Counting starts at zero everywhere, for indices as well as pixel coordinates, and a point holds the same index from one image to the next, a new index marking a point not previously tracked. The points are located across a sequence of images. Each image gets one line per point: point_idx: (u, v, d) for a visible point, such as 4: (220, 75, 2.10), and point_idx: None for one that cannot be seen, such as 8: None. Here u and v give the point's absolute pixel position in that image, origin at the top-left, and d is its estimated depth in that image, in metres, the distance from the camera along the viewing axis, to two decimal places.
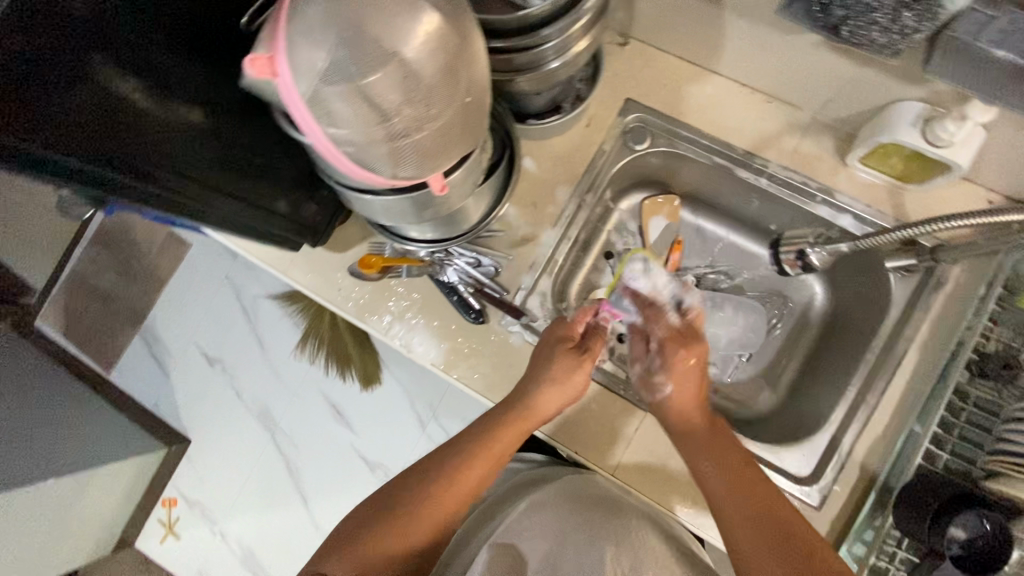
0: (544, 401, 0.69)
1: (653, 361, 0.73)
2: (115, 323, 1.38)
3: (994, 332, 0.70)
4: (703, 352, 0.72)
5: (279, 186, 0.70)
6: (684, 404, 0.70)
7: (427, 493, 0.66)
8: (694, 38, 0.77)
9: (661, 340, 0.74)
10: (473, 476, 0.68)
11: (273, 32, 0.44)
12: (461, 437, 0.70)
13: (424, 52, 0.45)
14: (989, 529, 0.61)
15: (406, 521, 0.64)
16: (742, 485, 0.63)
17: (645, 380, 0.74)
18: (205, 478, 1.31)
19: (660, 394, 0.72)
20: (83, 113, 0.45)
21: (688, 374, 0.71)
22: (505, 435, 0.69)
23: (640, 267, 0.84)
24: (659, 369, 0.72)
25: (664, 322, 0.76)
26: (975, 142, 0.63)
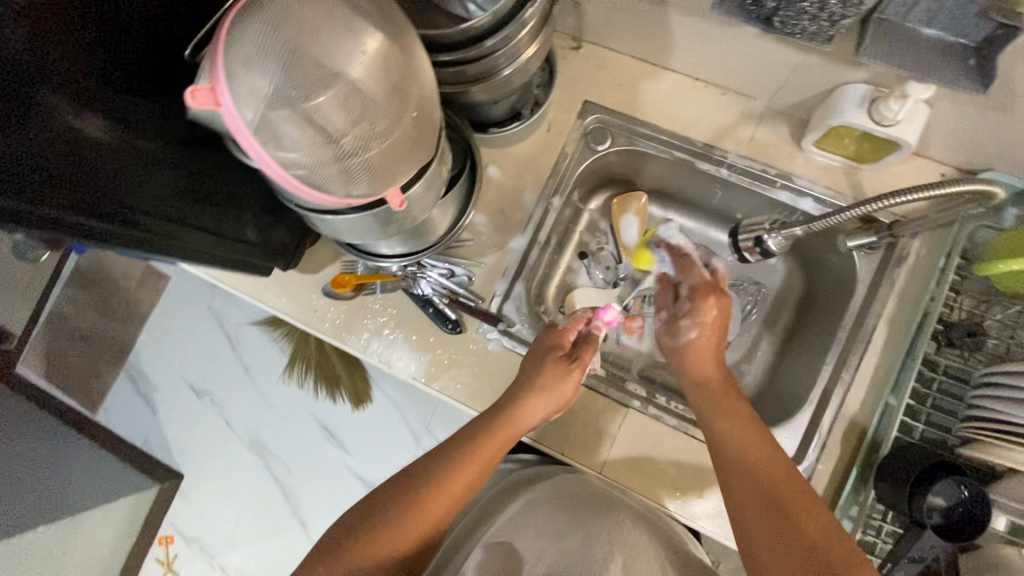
0: (534, 407, 0.69)
1: (682, 308, 0.74)
2: (98, 362, 1.37)
3: (958, 302, 0.72)
4: (730, 306, 0.72)
5: (244, 214, 0.70)
6: (703, 355, 0.70)
7: (418, 498, 0.62)
8: (643, 37, 0.79)
9: (692, 286, 0.74)
10: (466, 479, 0.65)
11: (212, 60, 0.43)
12: (452, 441, 0.68)
13: (367, 72, 0.45)
14: (967, 495, 0.61)
15: (395, 530, 0.60)
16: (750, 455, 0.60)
17: (671, 326, 0.74)
18: (200, 512, 1.29)
19: (684, 340, 0.72)
20: (37, 149, 0.45)
21: (712, 329, 0.71)
22: (496, 438, 0.67)
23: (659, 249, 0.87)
24: (687, 316, 0.72)
25: (694, 274, 0.76)
26: (918, 119, 0.65)
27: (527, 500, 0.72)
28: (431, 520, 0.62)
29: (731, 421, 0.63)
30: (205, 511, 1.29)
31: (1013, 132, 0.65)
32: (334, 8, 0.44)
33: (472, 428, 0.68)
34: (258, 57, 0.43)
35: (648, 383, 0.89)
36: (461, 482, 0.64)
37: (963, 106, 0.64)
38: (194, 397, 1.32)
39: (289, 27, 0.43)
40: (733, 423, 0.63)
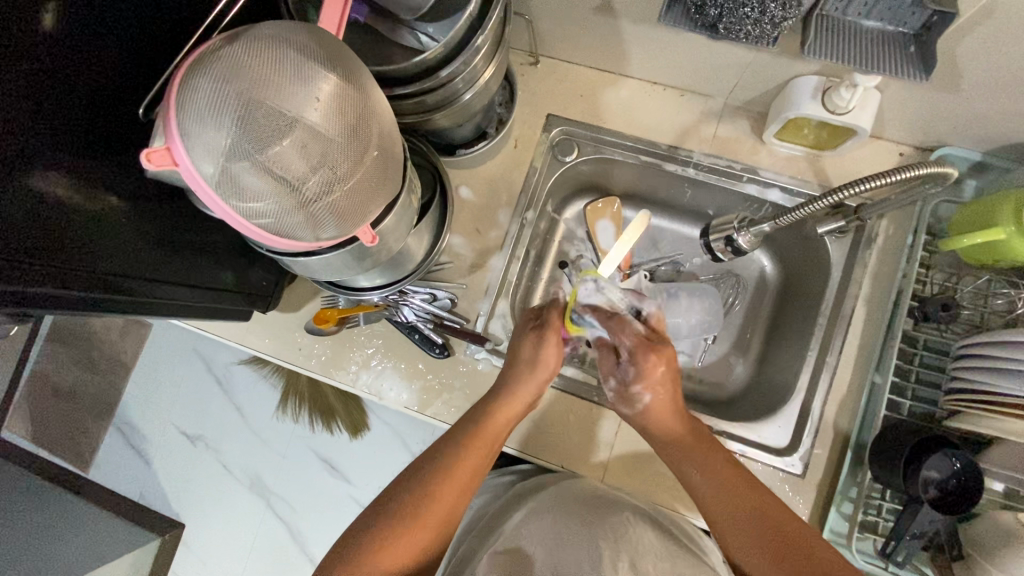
0: (527, 388, 0.71)
1: (627, 373, 0.71)
2: (85, 419, 1.33)
3: (929, 276, 0.73)
4: (674, 356, 0.71)
5: (219, 261, 0.69)
6: (663, 412, 0.69)
7: (426, 496, 0.61)
8: (598, 48, 0.80)
9: (632, 347, 0.71)
10: (472, 464, 0.65)
11: (165, 118, 0.43)
12: (454, 429, 0.68)
13: (323, 117, 0.45)
14: (959, 466, 0.62)
15: (412, 527, 0.59)
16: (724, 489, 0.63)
17: (623, 394, 0.71)
18: (206, 559, 1.27)
19: (640, 404, 0.70)
20: (11, 217, 0.44)
21: (667, 384, 0.70)
22: (496, 418, 0.68)
23: (592, 283, 0.80)
24: (636, 380, 0.70)
25: (631, 331, 0.73)
26: (871, 105, 0.67)
27: (530, 508, 0.71)
28: (441, 515, 0.61)
29: (701, 467, 0.65)
30: (209, 558, 1.27)
31: (961, 108, 0.67)
32: (285, 56, 0.44)
33: (468, 416, 0.69)
34: (210, 112, 0.43)
35: None
36: (469, 461, 0.64)
37: (912, 89, 0.66)
38: (188, 444, 1.30)
39: (240, 80, 0.43)
40: (704, 470, 0.65)
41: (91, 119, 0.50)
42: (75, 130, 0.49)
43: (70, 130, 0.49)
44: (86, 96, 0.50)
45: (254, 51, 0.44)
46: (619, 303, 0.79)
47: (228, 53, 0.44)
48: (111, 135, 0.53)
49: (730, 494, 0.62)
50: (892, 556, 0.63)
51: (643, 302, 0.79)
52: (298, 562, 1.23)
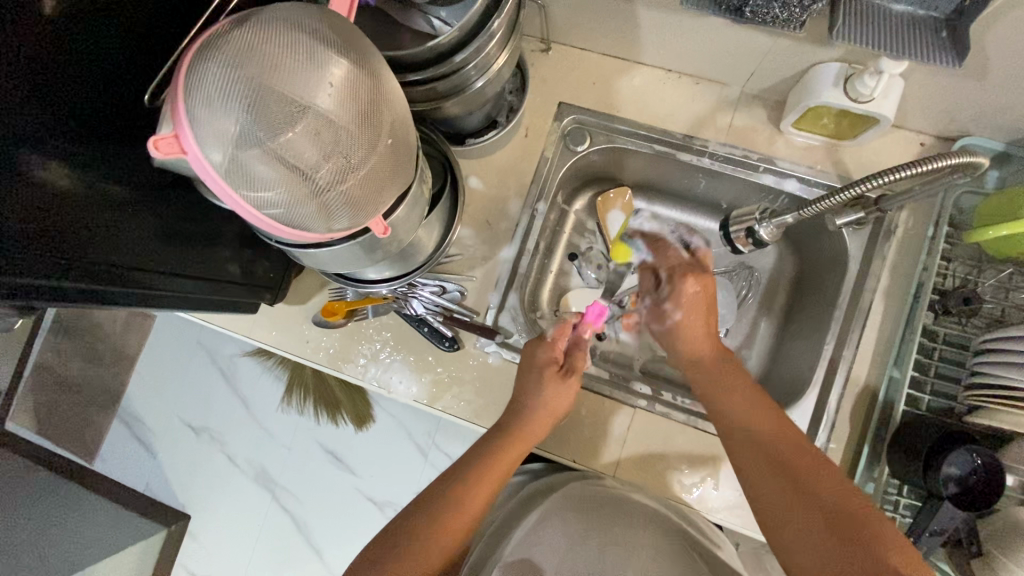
0: (540, 421, 0.69)
1: (663, 293, 0.77)
2: (88, 411, 1.33)
3: (950, 269, 0.72)
4: (712, 283, 0.75)
5: (225, 252, 0.68)
6: (691, 332, 0.72)
7: (437, 521, 0.60)
8: (612, 34, 0.78)
9: (671, 270, 0.78)
10: (483, 498, 0.63)
11: (172, 104, 0.41)
12: (459, 466, 0.66)
13: (336, 103, 0.44)
14: (981, 462, 0.61)
15: (421, 552, 0.58)
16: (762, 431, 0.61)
17: (655, 310, 0.78)
18: (211, 551, 1.27)
19: (671, 322, 0.75)
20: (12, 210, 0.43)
21: (698, 309, 0.73)
22: (508, 451, 0.66)
23: (646, 215, 0.94)
24: (669, 297, 0.76)
25: (675, 258, 0.80)
26: (895, 92, 0.65)
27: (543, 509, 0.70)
28: (455, 534, 0.60)
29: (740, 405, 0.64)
30: (217, 550, 1.27)
31: (987, 97, 0.66)
32: (296, 39, 0.43)
33: (478, 447, 0.67)
34: (219, 97, 0.41)
35: (652, 380, 0.88)
36: (482, 495, 0.63)
37: (937, 76, 0.65)
38: (193, 437, 1.29)
39: (249, 64, 0.41)
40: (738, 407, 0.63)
41: (93, 104, 0.49)
42: (77, 116, 0.48)
43: (70, 116, 0.47)
44: (88, 81, 0.48)
45: (265, 34, 0.42)
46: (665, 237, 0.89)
47: (236, 37, 0.42)
48: (117, 122, 0.51)
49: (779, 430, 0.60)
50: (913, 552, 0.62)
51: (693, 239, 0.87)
52: (305, 554, 1.23)
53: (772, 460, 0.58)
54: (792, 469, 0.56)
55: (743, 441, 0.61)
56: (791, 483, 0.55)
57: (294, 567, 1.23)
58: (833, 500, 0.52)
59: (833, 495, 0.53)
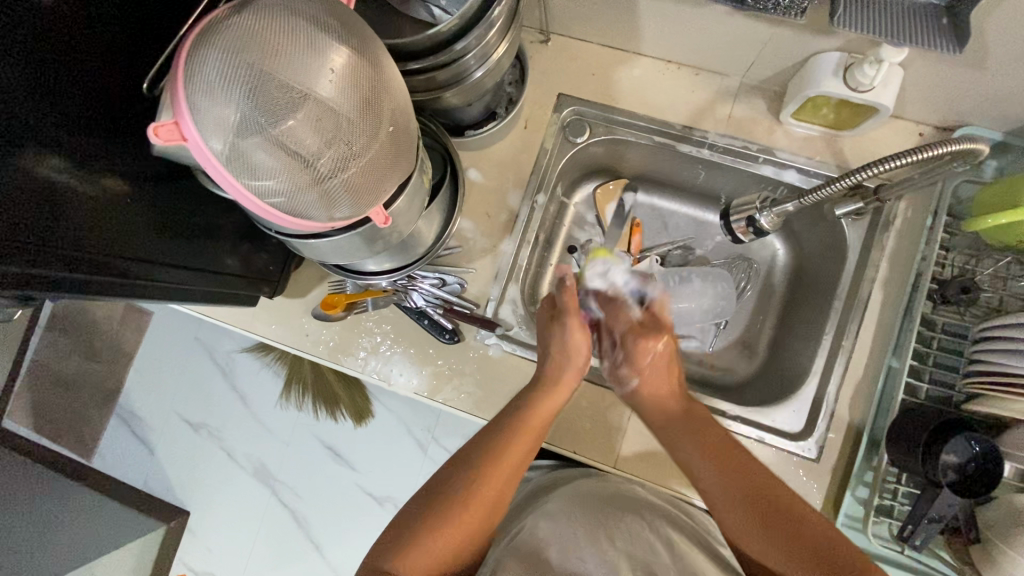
0: (564, 373, 0.71)
1: (619, 357, 0.74)
2: (86, 408, 1.32)
3: (948, 259, 0.72)
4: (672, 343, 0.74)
5: (224, 244, 0.67)
6: (653, 395, 0.71)
7: (472, 484, 0.62)
8: (611, 24, 0.78)
9: (624, 333, 0.75)
10: (519, 452, 0.64)
11: (171, 91, 0.41)
12: (466, 454, 0.65)
13: (338, 89, 0.44)
14: (978, 450, 0.62)
15: (456, 517, 0.59)
16: (721, 467, 0.62)
17: (614, 374, 0.74)
18: (212, 547, 1.27)
19: (630, 387, 0.72)
20: (12, 200, 0.42)
21: (658, 369, 0.72)
22: (542, 404, 0.67)
23: (600, 267, 0.82)
24: (628, 363, 0.73)
25: (626, 317, 0.77)
26: (894, 82, 0.65)
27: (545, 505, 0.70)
28: (491, 496, 0.62)
29: (697, 446, 0.64)
30: (217, 544, 1.27)
31: (987, 86, 0.66)
32: (297, 26, 0.43)
33: (484, 438, 0.65)
34: (220, 84, 0.41)
35: None
36: (520, 448, 0.64)
37: (937, 64, 0.65)
38: (192, 432, 1.29)
39: (249, 50, 0.41)
40: (701, 451, 0.64)
41: (91, 93, 0.48)
42: (75, 105, 0.47)
43: (69, 104, 0.47)
44: (82, 67, 0.47)
45: (265, 20, 0.42)
46: (622, 287, 0.82)
47: (236, 23, 0.42)
48: (115, 111, 0.51)
49: (729, 463, 0.62)
50: (910, 540, 0.62)
51: (648, 288, 0.82)
52: (306, 549, 1.23)
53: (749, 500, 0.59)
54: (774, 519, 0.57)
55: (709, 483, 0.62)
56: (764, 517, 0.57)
57: (295, 562, 1.23)
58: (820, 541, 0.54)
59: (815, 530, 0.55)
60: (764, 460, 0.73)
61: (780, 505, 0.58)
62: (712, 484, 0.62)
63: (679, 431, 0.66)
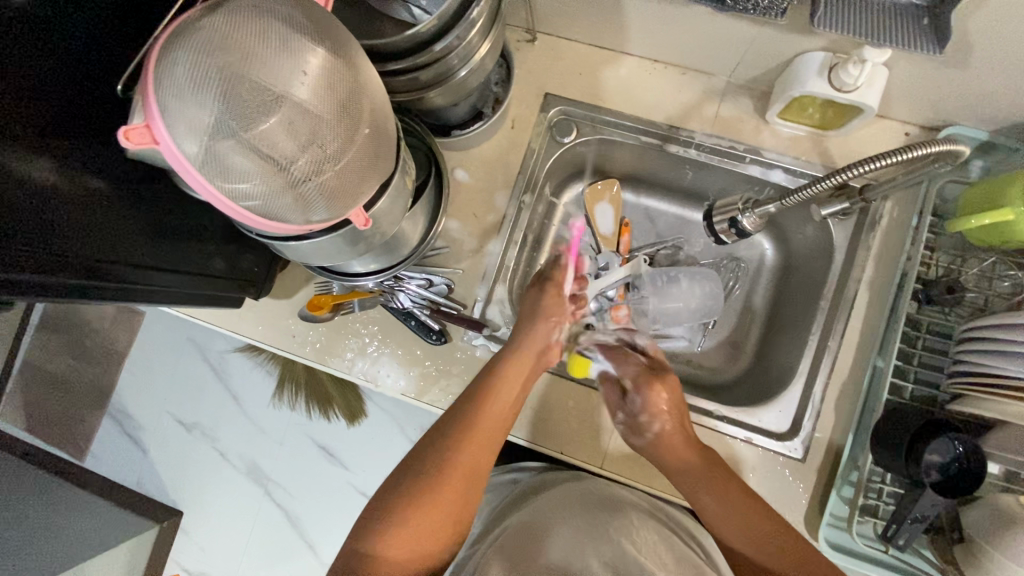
0: (533, 347, 0.72)
1: (636, 404, 0.73)
2: (77, 408, 1.31)
3: (934, 259, 0.72)
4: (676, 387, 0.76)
5: (210, 247, 0.66)
6: (675, 443, 0.69)
7: (445, 458, 0.61)
8: (598, 24, 0.77)
9: (635, 377, 0.76)
10: (489, 420, 0.65)
11: (142, 94, 0.40)
12: (436, 430, 0.64)
13: (313, 92, 0.43)
14: (962, 450, 0.62)
15: (432, 492, 0.59)
16: (737, 512, 0.63)
17: (632, 425, 0.72)
18: (205, 547, 1.27)
19: (650, 435, 0.70)
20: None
21: (675, 416, 0.72)
22: (509, 372, 0.68)
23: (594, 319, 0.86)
24: (645, 411, 0.72)
25: (634, 361, 0.79)
26: (878, 83, 0.65)
27: (531, 507, 0.71)
28: (466, 467, 0.62)
29: (715, 491, 0.65)
30: (209, 545, 1.26)
31: (971, 86, 0.66)
32: (270, 27, 0.42)
33: (454, 413, 0.65)
34: (193, 87, 0.40)
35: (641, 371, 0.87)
36: (490, 417, 0.65)
37: (921, 64, 0.65)
38: (185, 433, 1.29)
39: (221, 53, 0.41)
40: (716, 493, 0.65)
41: (70, 94, 0.48)
42: (51, 107, 0.47)
43: (45, 107, 0.46)
44: (56, 67, 0.47)
45: (238, 21, 0.42)
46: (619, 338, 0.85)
47: (209, 24, 0.41)
48: (93, 114, 0.50)
49: (744, 511, 0.63)
50: (893, 539, 0.63)
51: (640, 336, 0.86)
52: (299, 548, 1.23)
53: (748, 527, 0.62)
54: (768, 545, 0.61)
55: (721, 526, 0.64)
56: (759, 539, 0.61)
57: (289, 562, 1.23)
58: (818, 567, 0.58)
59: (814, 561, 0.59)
60: (750, 460, 0.73)
61: (778, 535, 0.61)
62: (709, 507, 0.65)
63: (700, 481, 0.66)
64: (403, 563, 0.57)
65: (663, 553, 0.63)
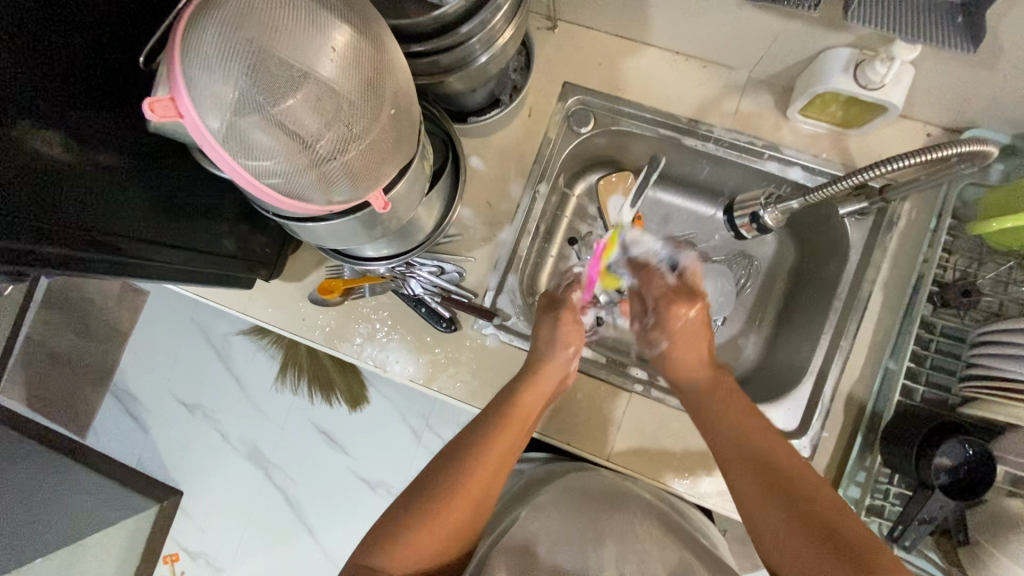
0: (551, 371, 0.71)
1: (651, 319, 0.79)
2: (80, 385, 1.31)
3: (951, 261, 0.72)
4: (705, 309, 0.77)
5: (222, 227, 0.66)
6: (683, 359, 0.74)
7: (456, 479, 0.61)
8: (620, 13, 0.76)
9: (657, 298, 0.79)
10: (502, 448, 0.65)
11: (168, 65, 0.39)
12: (453, 448, 0.65)
13: (339, 68, 0.43)
14: (972, 453, 0.62)
15: (441, 511, 0.59)
16: (745, 434, 0.63)
17: (647, 336, 0.80)
18: (204, 527, 1.27)
19: (658, 348, 0.78)
20: (8, 172, 0.42)
21: (689, 333, 0.75)
22: (525, 402, 0.68)
23: (636, 235, 0.88)
24: (656, 326, 0.78)
25: (660, 283, 0.81)
26: (905, 81, 0.64)
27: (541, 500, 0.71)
28: (479, 487, 0.62)
29: (723, 411, 0.66)
30: (208, 526, 1.27)
31: (998, 88, 0.65)
32: (298, 2, 0.42)
33: (472, 432, 0.66)
34: (218, 60, 0.40)
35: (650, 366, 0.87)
36: (503, 446, 0.65)
37: (949, 64, 0.64)
38: (186, 413, 1.29)
39: (248, 27, 0.40)
40: (724, 415, 0.66)
41: (86, 66, 0.47)
42: (68, 77, 0.46)
43: (62, 78, 0.45)
44: (71, 37, 0.46)
45: None
46: (654, 254, 0.86)
47: None
48: (111, 86, 0.50)
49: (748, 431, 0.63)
50: (900, 540, 0.63)
51: (681, 254, 0.85)
52: (297, 532, 1.23)
53: (755, 457, 0.60)
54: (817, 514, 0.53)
55: (726, 445, 0.63)
56: (765, 473, 0.58)
57: (287, 544, 1.23)
58: (811, 500, 0.54)
59: (805, 488, 0.56)
60: None
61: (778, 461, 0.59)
62: (744, 479, 0.59)
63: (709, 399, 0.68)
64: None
65: (672, 552, 0.62)
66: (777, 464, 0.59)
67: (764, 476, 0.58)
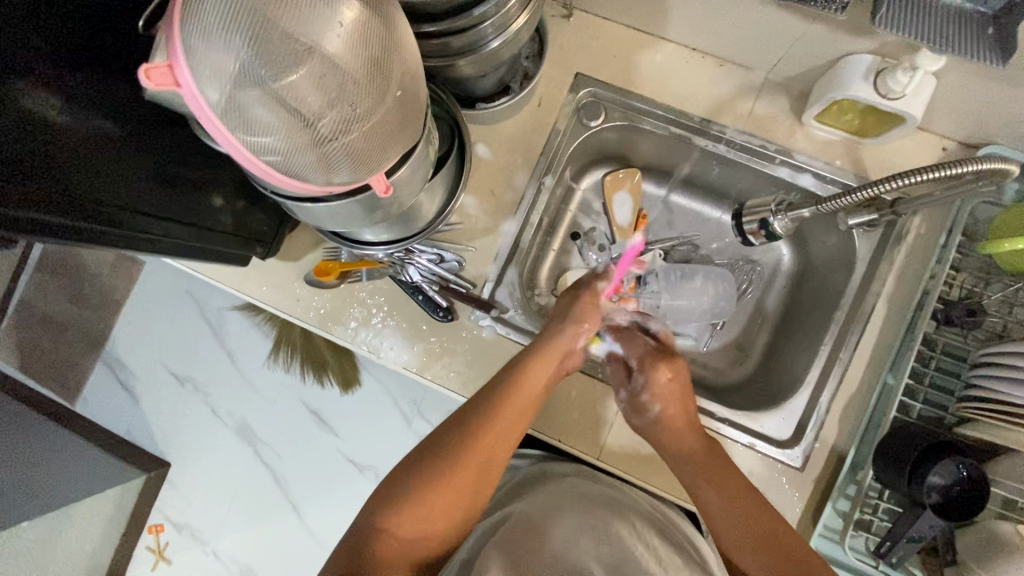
0: (560, 343, 0.71)
1: (637, 384, 0.75)
2: (70, 351, 1.30)
3: (958, 278, 0.71)
4: (682, 370, 0.77)
5: (218, 201, 0.64)
6: (677, 421, 0.71)
7: (462, 444, 0.62)
8: (638, 5, 0.74)
9: (642, 358, 0.77)
10: (510, 417, 0.65)
11: (166, 31, 0.38)
12: (460, 415, 0.65)
13: (346, 45, 0.41)
14: (965, 475, 0.61)
15: (447, 479, 0.60)
16: (742, 510, 0.63)
17: (632, 403, 0.74)
18: (191, 500, 1.26)
19: (649, 415, 0.72)
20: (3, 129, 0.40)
21: (676, 395, 0.74)
22: (534, 369, 0.67)
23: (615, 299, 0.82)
24: (647, 390, 0.74)
25: (642, 345, 0.79)
26: (925, 92, 0.63)
27: (532, 498, 0.70)
28: (484, 454, 0.63)
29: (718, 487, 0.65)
30: (195, 499, 1.26)
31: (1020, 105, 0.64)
32: None
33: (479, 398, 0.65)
34: (220, 29, 0.38)
35: None
36: (512, 412, 0.65)
37: (973, 77, 0.62)
38: (177, 385, 1.28)
39: None
40: (720, 491, 0.65)
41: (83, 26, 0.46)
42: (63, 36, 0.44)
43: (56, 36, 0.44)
44: None
45: None
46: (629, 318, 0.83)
47: None
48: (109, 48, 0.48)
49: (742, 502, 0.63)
50: (886, 556, 0.63)
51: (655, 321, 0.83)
52: (284, 510, 1.23)
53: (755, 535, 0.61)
54: (772, 542, 0.60)
55: (723, 521, 0.63)
56: (764, 544, 0.60)
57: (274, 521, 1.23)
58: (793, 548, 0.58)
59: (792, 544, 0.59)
60: (749, 466, 0.73)
61: (773, 530, 0.60)
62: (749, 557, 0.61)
63: (700, 466, 0.67)
64: (411, 544, 0.58)
65: (661, 556, 0.62)
66: (766, 530, 0.60)
67: (759, 544, 0.60)
